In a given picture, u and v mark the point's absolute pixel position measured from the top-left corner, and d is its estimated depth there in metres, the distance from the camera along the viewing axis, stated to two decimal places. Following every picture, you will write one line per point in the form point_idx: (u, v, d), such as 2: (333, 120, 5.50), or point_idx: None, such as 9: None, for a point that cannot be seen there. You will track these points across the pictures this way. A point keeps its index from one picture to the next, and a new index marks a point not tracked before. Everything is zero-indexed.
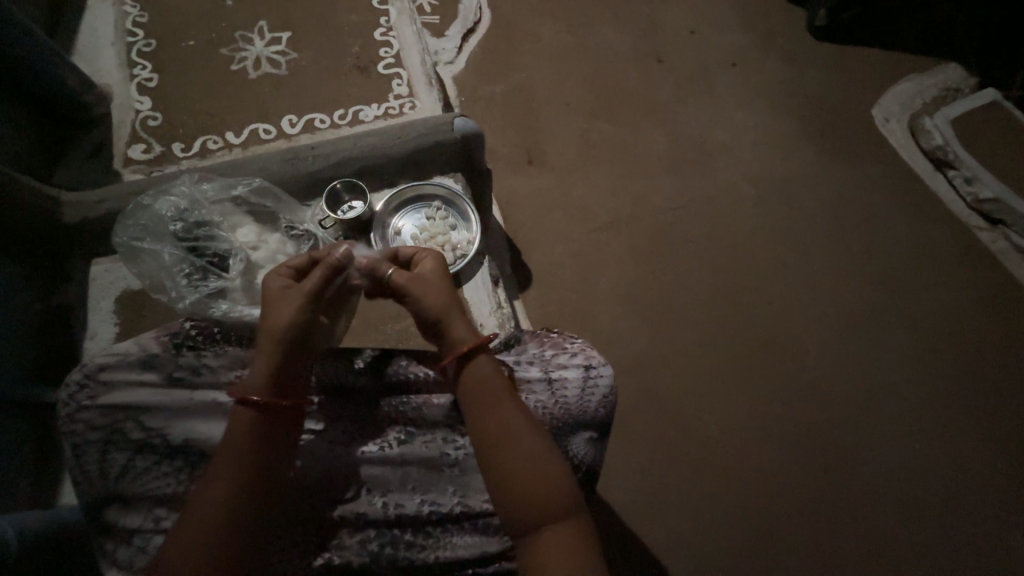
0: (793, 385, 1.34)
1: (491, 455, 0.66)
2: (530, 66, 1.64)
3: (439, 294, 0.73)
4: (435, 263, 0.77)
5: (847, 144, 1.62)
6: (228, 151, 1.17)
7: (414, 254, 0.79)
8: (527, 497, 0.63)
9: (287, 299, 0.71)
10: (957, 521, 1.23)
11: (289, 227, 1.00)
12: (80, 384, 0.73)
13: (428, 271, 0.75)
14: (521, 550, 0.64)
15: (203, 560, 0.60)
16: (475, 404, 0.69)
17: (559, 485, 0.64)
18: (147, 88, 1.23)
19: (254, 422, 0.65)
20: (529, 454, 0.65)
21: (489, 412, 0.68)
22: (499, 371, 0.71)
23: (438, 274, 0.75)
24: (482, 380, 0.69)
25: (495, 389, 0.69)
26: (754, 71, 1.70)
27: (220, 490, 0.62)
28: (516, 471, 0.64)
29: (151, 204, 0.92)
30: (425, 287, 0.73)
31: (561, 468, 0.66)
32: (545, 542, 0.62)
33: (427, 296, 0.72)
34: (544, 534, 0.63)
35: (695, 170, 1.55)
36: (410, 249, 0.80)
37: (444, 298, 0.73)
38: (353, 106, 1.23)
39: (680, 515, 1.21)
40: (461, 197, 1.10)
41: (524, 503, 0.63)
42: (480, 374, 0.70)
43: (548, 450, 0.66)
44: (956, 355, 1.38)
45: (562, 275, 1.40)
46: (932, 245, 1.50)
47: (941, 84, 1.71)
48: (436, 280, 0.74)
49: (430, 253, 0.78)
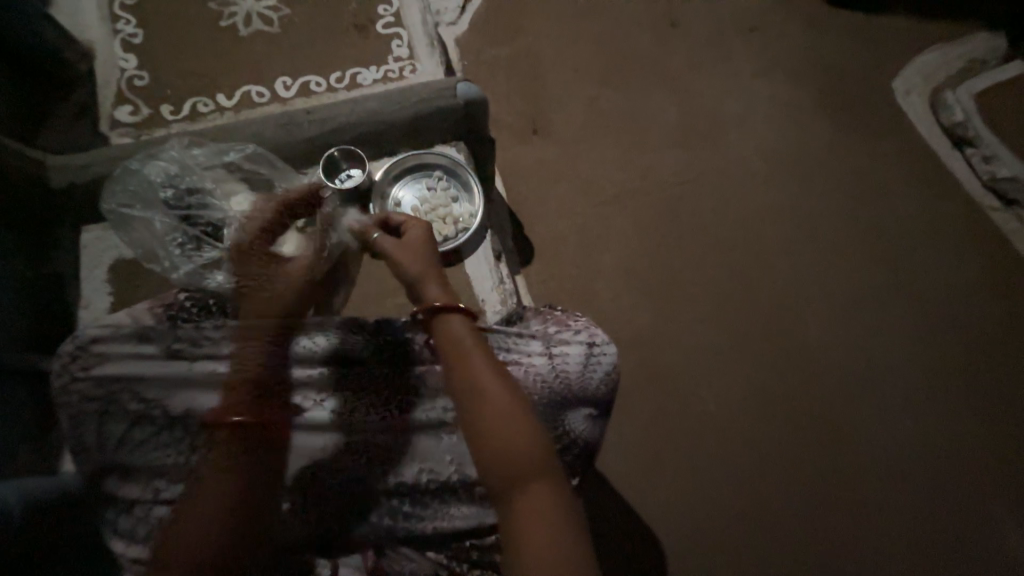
0: (794, 365, 1.33)
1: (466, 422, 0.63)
2: (537, 28, 1.55)
3: (417, 258, 0.74)
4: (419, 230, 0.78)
5: (865, 119, 1.55)
6: (220, 114, 1.12)
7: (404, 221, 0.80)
8: (500, 463, 0.60)
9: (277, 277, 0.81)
10: (946, 498, 1.25)
11: (286, 195, 0.94)
12: (71, 355, 0.71)
13: (412, 235, 0.77)
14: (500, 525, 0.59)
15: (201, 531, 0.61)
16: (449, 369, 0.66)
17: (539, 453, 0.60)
18: (132, 45, 1.16)
19: None
20: (506, 424, 0.62)
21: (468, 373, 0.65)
22: (473, 334, 0.68)
23: (422, 241, 0.77)
24: (455, 340, 0.67)
25: (472, 353, 0.66)
26: (773, 38, 1.61)
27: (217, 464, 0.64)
28: (493, 439, 0.61)
29: (139, 169, 0.89)
30: (409, 251, 0.75)
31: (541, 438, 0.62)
32: (524, 513, 0.58)
33: (406, 260, 0.74)
34: (523, 504, 0.59)
35: (706, 144, 1.49)
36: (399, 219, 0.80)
37: (421, 263, 0.74)
38: (350, 69, 1.17)
39: (677, 489, 1.23)
40: (463, 167, 1.06)
41: (503, 471, 0.60)
42: (456, 336, 0.68)
43: (529, 422, 0.62)
44: (959, 337, 1.37)
45: (566, 251, 1.37)
46: (945, 227, 1.46)
47: (967, 54, 1.63)
48: (418, 247, 0.75)
49: (419, 222, 0.79)
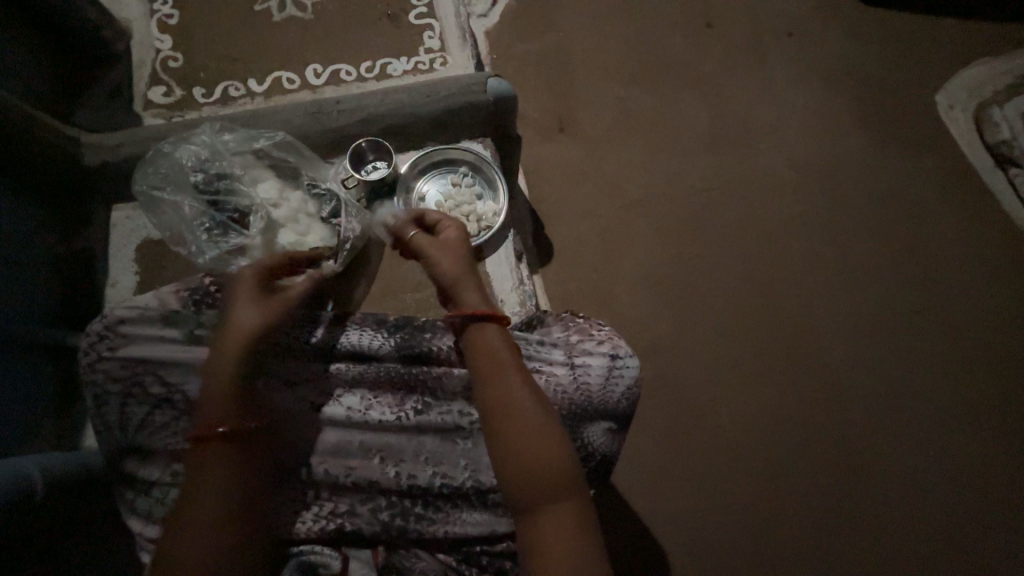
0: (814, 384, 1.30)
1: (496, 433, 0.64)
2: (569, 24, 1.52)
3: (455, 263, 0.73)
4: (458, 232, 0.76)
5: (906, 133, 1.49)
6: (251, 99, 1.12)
7: (439, 221, 0.77)
8: (528, 476, 0.61)
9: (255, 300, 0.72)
10: (964, 531, 1.22)
11: (312, 184, 0.95)
12: (99, 334, 0.72)
13: (449, 237, 0.75)
14: (522, 532, 0.62)
15: (205, 538, 0.59)
16: (482, 379, 0.66)
17: (566, 468, 0.62)
18: (168, 25, 1.17)
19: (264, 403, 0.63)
20: (534, 437, 0.62)
21: (497, 383, 0.66)
22: (509, 347, 0.69)
23: (459, 244, 0.75)
24: (488, 350, 0.68)
25: (506, 363, 0.67)
26: (813, 44, 1.56)
27: (220, 473, 0.62)
28: (522, 451, 0.62)
29: (171, 151, 0.89)
30: (447, 254, 0.73)
31: (568, 453, 0.63)
32: (549, 524, 0.60)
33: (444, 263, 0.73)
34: (547, 516, 0.60)
35: (737, 151, 1.46)
36: (432, 219, 0.78)
37: (459, 267, 0.73)
38: (380, 59, 1.16)
39: (685, 502, 1.21)
40: (489, 164, 1.04)
41: (532, 485, 0.61)
42: (489, 346, 0.68)
43: (557, 436, 0.63)
44: (988, 366, 1.32)
45: (587, 254, 1.35)
46: (983, 250, 1.41)
47: (1020, 69, 1.55)
48: (455, 250, 0.74)
49: (456, 223, 0.76)
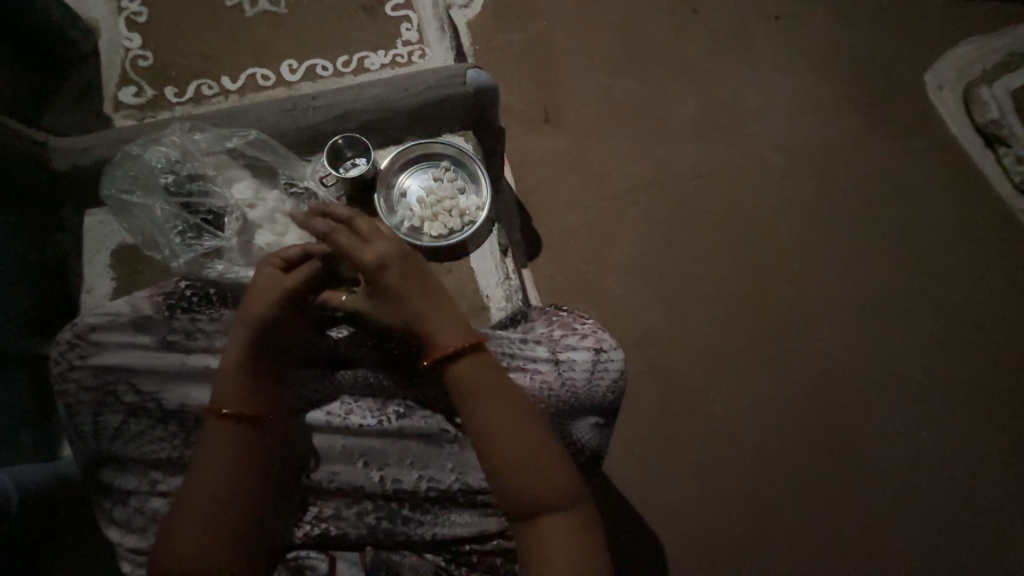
0: (805, 370, 1.29)
1: (489, 449, 0.64)
2: (552, 13, 1.49)
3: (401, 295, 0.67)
4: (394, 250, 0.69)
5: (894, 115, 1.48)
6: (225, 97, 1.10)
7: (355, 244, 0.68)
8: (524, 486, 0.62)
9: (264, 285, 0.68)
10: (956, 509, 1.23)
11: (289, 183, 0.93)
12: (70, 343, 0.70)
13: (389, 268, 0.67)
14: (522, 534, 0.64)
15: (212, 532, 0.61)
16: (474, 400, 0.65)
17: (560, 472, 0.63)
18: (136, 23, 1.13)
19: (235, 418, 0.64)
20: (528, 443, 0.64)
21: (487, 400, 0.65)
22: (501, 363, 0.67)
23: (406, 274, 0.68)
24: (478, 372, 0.66)
25: (495, 383, 0.66)
26: (799, 27, 1.54)
27: (215, 466, 0.62)
28: (518, 462, 0.63)
29: (140, 154, 0.88)
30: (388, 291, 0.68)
31: (559, 461, 0.64)
32: (547, 528, 0.62)
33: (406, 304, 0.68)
34: (544, 520, 0.62)
35: (725, 137, 1.44)
36: (347, 246, 0.69)
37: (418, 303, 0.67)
38: (358, 53, 1.13)
39: (679, 490, 1.21)
40: (471, 158, 1.02)
41: (530, 491, 0.62)
42: (477, 366, 0.66)
43: (548, 443, 0.64)
44: (978, 344, 1.33)
45: (574, 245, 1.34)
46: (972, 231, 1.40)
47: (1007, 46, 1.53)
48: (411, 283, 0.68)
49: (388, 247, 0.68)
